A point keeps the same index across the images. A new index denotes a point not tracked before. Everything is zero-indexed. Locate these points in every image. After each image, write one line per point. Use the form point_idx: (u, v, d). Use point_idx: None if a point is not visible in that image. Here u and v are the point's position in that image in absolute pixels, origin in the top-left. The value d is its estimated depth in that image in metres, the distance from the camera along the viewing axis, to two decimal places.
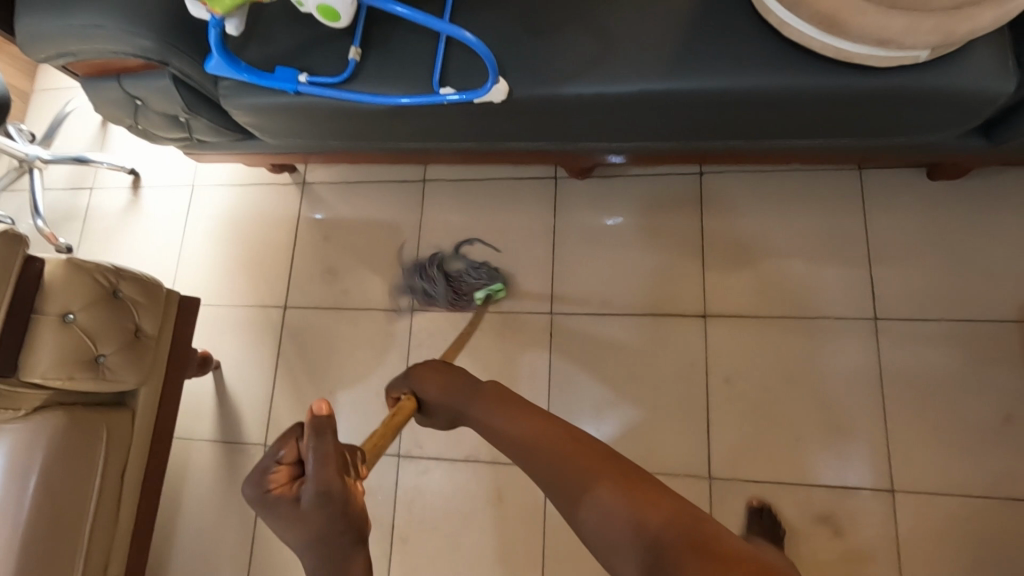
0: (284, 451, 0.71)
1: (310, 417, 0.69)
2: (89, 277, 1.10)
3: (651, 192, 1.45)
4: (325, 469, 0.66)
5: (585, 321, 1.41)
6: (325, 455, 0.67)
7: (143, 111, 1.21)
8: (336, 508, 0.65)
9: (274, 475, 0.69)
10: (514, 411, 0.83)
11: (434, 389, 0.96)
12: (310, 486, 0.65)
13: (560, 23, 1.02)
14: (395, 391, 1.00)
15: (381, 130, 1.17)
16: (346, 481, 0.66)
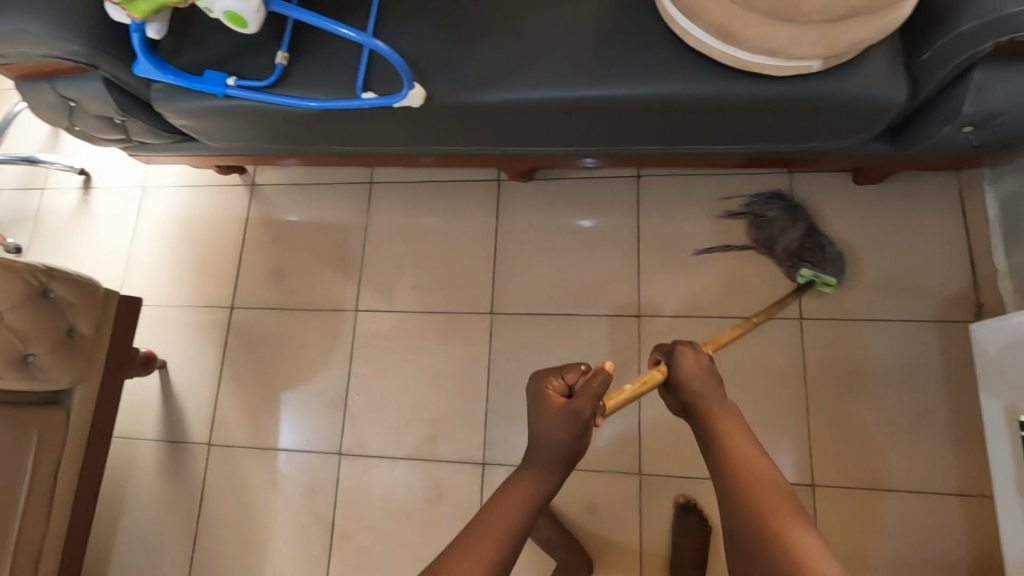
0: (569, 374, 0.86)
1: (601, 364, 0.86)
2: (17, 278, 1.11)
3: (590, 195, 1.48)
4: (586, 398, 0.81)
5: (525, 321, 1.44)
6: (590, 390, 0.82)
7: (78, 113, 1.21)
8: (571, 429, 0.80)
9: (552, 384, 0.84)
10: (739, 433, 0.79)
11: (684, 375, 0.88)
12: (576, 404, 0.80)
13: (479, 30, 1.05)
14: (658, 353, 0.95)
15: (315, 132, 1.19)
16: (593, 413, 0.80)
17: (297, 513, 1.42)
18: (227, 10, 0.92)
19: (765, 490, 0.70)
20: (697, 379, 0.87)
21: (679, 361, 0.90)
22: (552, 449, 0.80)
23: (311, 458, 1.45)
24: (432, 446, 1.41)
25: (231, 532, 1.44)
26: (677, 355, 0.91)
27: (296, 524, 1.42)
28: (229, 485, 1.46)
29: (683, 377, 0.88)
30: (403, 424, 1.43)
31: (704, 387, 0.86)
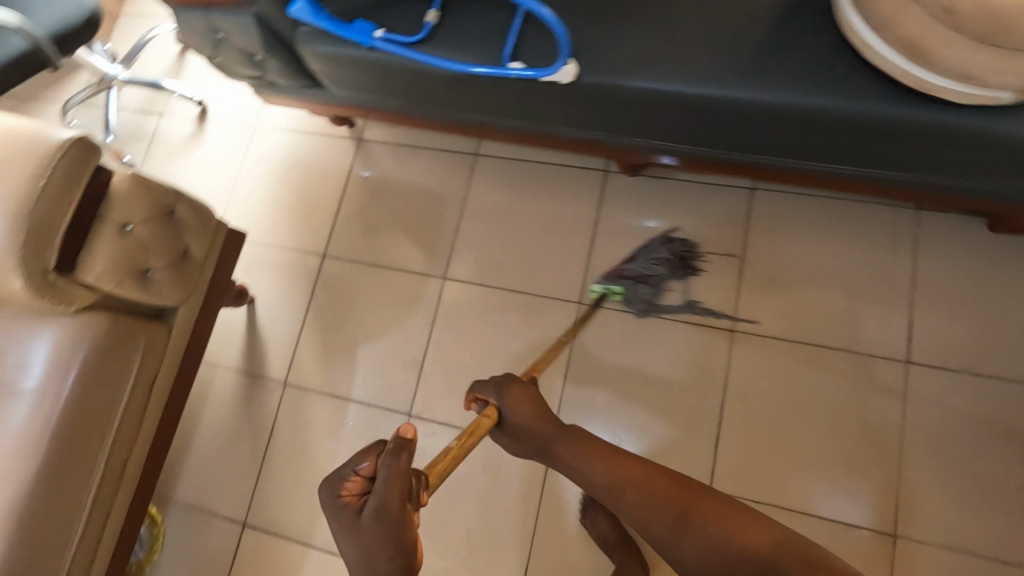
0: (363, 464, 0.86)
1: (398, 438, 0.84)
2: (151, 194, 1.13)
3: (699, 199, 1.44)
4: (389, 488, 0.80)
5: (612, 317, 1.42)
6: (389, 478, 0.81)
7: (223, 45, 1.25)
8: (390, 535, 0.79)
9: (348, 485, 0.85)
10: (590, 450, 0.98)
11: (519, 416, 1.05)
12: (375, 500, 0.80)
13: (638, 11, 1.02)
14: (480, 394, 1.11)
15: (446, 95, 1.19)
16: (401, 506, 0.80)
17: None
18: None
19: (632, 485, 0.90)
20: (532, 413, 1.05)
21: (502, 402, 1.07)
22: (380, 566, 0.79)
23: (379, 415, 1.47)
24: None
25: (293, 471, 1.47)
26: (494, 400, 1.08)
27: None
28: (297, 427, 1.50)
29: (521, 419, 1.05)
30: None
31: (540, 419, 1.05)
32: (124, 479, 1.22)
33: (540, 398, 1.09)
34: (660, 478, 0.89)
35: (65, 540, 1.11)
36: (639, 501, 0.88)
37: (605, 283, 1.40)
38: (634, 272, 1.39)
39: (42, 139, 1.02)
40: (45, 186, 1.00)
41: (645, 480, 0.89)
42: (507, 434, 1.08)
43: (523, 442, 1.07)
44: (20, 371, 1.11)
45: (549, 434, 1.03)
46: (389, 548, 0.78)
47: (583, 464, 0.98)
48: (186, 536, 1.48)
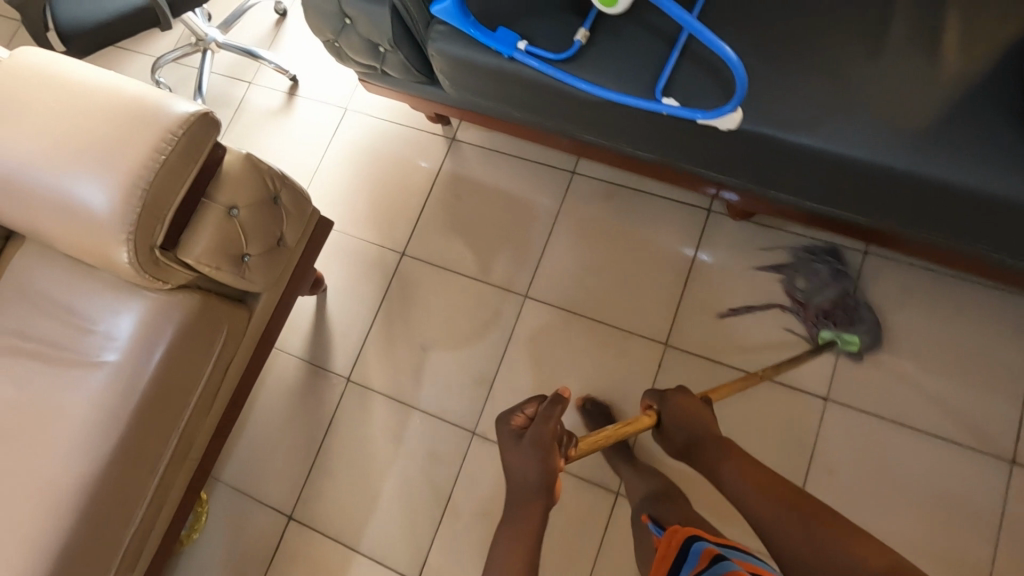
0: (528, 409, 1.07)
1: (555, 393, 1.05)
2: (260, 177, 1.10)
3: (806, 255, 1.37)
4: (545, 426, 0.99)
5: (699, 364, 1.36)
6: (545, 423, 1.00)
7: (347, 32, 1.20)
8: (540, 457, 0.97)
9: (515, 419, 1.06)
10: (743, 464, 0.96)
11: (669, 421, 1.08)
12: (533, 433, 0.99)
13: (810, 62, 0.95)
14: (647, 400, 1.14)
15: (573, 117, 1.13)
16: (552, 440, 0.98)
17: (414, 475, 1.41)
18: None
19: (742, 489, 0.92)
20: (678, 418, 1.08)
21: (661, 408, 1.11)
22: (523, 479, 0.98)
23: (441, 427, 1.42)
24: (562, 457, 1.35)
25: (346, 471, 1.43)
26: (656, 406, 1.12)
27: (412, 486, 1.40)
28: (355, 426, 1.46)
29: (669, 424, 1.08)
30: None
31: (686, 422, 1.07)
32: (185, 464, 1.19)
33: (706, 408, 1.09)
34: (770, 483, 0.91)
35: (124, 523, 1.08)
36: (749, 503, 0.90)
37: (840, 334, 1.30)
38: (825, 301, 1.34)
39: (163, 110, 0.98)
40: (164, 161, 0.96)
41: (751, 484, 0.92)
42: (663, 437, 1.10)
43: (677, 445, 1.07)
44: (103, 342, 1.08)
45: (690, 438, 1.05)
46: (540, 467, 0.97)
47: (711, 464, 0.99)
48: (229, 520, 1.44)
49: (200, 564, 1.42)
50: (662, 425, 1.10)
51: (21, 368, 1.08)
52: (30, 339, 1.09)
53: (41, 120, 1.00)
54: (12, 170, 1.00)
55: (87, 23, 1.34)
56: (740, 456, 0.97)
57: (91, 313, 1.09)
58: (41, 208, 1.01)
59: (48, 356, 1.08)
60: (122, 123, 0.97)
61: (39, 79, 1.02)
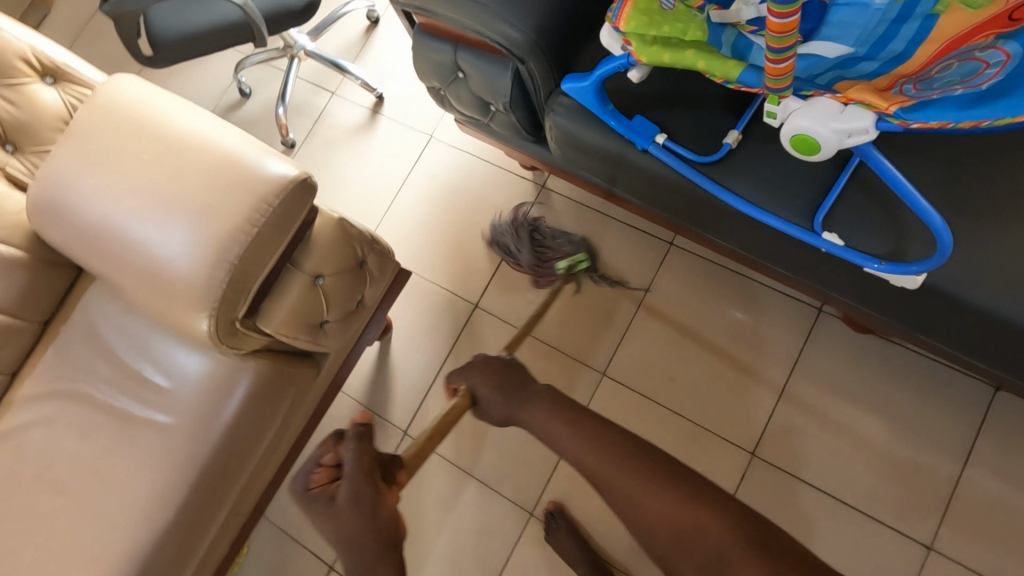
0: (325, 455, 0.92)
1: (353, 425, 0.91)
2: (349, 244, 1.01)
3: (924, 380, 1.23)
4: (356, 466, 0.86)
5: (787, 481, 1.25)
6: (357, 468, 0.85)
7: (458, 85, 1.08)
8: (368, 515, 0.82)
9: (316, 476, 0.91)
10: (625, 456, 0.84)
11: (486, 391, 0.98)
12: (346, 487, 0.84)
13: (1016, 215, 0.79)
14: (453, 382, 1.04)
15: (699, 218, 1.00)
16: (370, 477, 0.86)
17: (464, 548, 1.34)
18: (797, 132, 0.68)
19: (608, 476, 0.84)
20: (494, 387, 0.98)
21: (472, 382, 1.00)
22: (356, 547, 0.81)
23: (497, 501, 1.35)
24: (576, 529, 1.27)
25: None
26: (465, 382, 1.01)
27: (459, 559, 1.33)
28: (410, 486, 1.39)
29: (487, 397, 0.98)
30: (603, 513, 1.30)
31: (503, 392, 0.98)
32: (235, 520, 1.14)
33: (511, 366, 1.01)
34: (613, 449, 0.85)
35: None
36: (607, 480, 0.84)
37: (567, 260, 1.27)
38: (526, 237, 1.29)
39: (260, 173, 0.89)
40: (255, 234, 0.88)
41: (608, 459, 0.85)
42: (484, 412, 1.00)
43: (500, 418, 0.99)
44: (171, 400, 1.01)
45: (512, 410, 0.96)
46: (369, 524, 0.81)
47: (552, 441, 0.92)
48: (269, 560, 1.41)
49: None
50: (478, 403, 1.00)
51: (88, 415, 1.03)
52: (98, 385, 1.04)
53: (130, 164, 0.92)
54: (94, 216, 0.93)
55: (179, 30, 1.26)
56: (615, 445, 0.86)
57: (162, 366, 1.03)
58: (121, 260, 0.93)
59: (116, 407, 1.02)
60: (216, 182, 0.89)
61: (132, 118, 0.94)
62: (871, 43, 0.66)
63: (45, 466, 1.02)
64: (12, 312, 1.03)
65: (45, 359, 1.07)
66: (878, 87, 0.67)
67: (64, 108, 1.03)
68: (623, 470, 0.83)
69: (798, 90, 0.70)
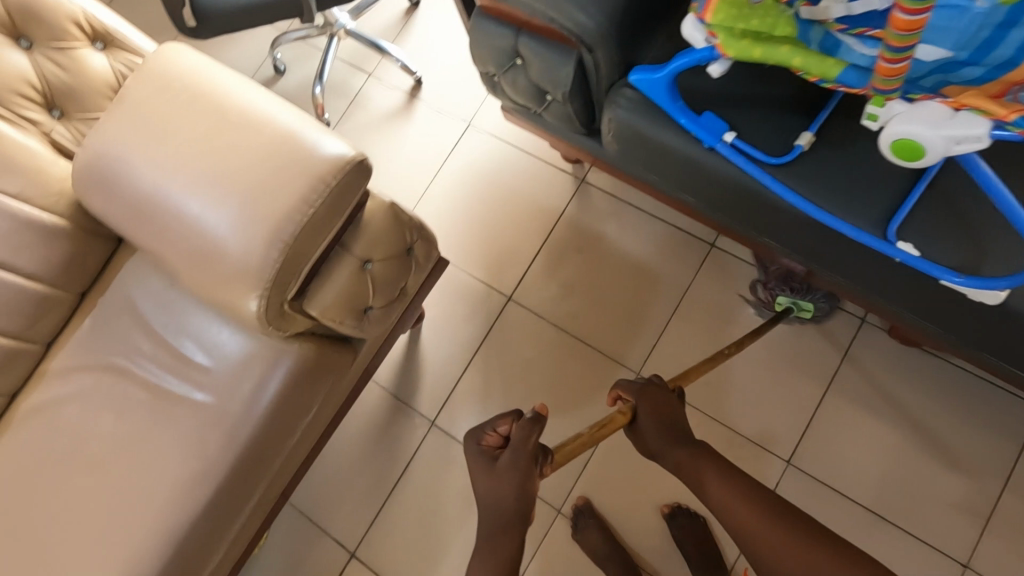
0: (499, 425, 0.89)
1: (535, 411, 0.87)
2: (400, 229, 0.99)
3: (968, 398, 1.22)
4: (521, 446, 0.84)
5: (822, 491, 1.23)
6: (521, 445, 0.84)
7: (514, 71, 1.06)
8: (518, 483, 0.82)
9: (487, 437, 0.89)
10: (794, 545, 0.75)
11: (651, 423, 0.88)
12: (507, 456, 0.84)
13: None
14: (619, 392, 0.94)
15: (756, 221, 0.98)
16: (530, 459, 0.83)
17: None
18: (900, 138, 0.67)
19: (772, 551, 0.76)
20: (659, 419, 0.89)
21: (639, 403, 0.90)
22: (498, 509, 0.83)
23: None
24: (605, 530, 1.25)
25: (420, 521, 1.36)
26: (632, 402, 0.91)
27: None
28: (436, 477, 1.38)
29: (648, 426, 0.88)
30: (633, 513, 1.29)
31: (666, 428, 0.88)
32: (265, 504, 1.12)
33: (677, 401, 0.92)
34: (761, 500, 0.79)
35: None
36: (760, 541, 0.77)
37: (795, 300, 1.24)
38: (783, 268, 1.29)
39: (317, 152, 0.87)
40: (312, 215, 0.86)
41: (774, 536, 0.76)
42: (635, 437, 0.91)
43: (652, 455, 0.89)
44: (210, 379, 1.00)
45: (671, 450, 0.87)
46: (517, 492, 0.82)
47: (706, 489, 0.83)
48: (290, 545, 1.40)
49: None
50: (637, 426, 0.90)
51: (124, 390, 1.01)
52: (136, 360, 1.02)
53: (184, 137, 0.90)
54: (144, 188, 0.91)
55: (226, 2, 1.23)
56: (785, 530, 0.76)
57: (203, 344, 1.01)
58: (170, 235, 0.91)
59: (153, 383, 1.01)
60: (272, 160, 0.87)
61: (185, 90, 0.92)
62: (973, 48, 0.63)
63: (79, 439, 1.00)
64: (52, 282, 1.02)
65: (82, 331, 1.05)
66: (989, 92, 0.65)
67: (114, 76, 1.00)
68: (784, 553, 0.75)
69: (906, 93, 0.69)
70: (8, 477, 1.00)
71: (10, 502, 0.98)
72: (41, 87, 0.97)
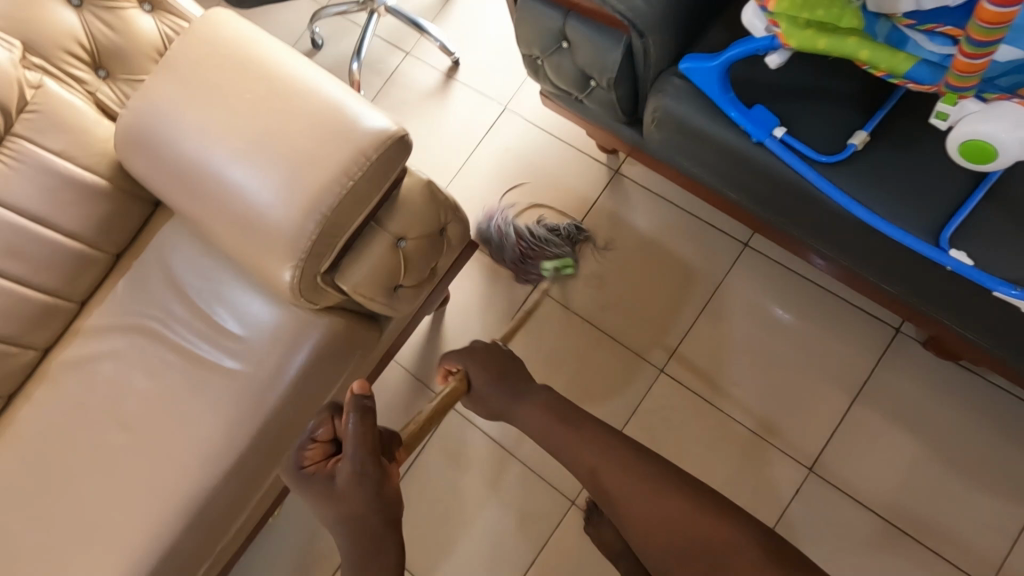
0: (319, 430, 0.83)
1: (350, 396, 0.78)
2: (435, 208, 0.98)
3: (1003, 416, 1.18)
4: (359, 445, 0.77)
5: (844, 500, 1.21)
6: (359, 448, 0.77)
7: (561, 55, 1.04)
8: (373, 491, 0.77)
9: (309, 453, 0.82)
10: (611, 461, 0.85)
11: (484, 380, 0.95)
12: (345, 468, 0.77)
13: None
14: (447, 364, 0.98)
15: (800, 221, 0.95)
16: (376, 455, 0.78)
17: (501, 528, 1.32)
18: (970, 138, 0.66)
19: (599, 468, 0.86)
20: (492, 376, 0.96)
21: (467, 366, 0.96)
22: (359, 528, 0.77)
23: (538, 486, 1.33)
24: None
25: (433, 503, 1.36)
26: (462, 367, 0.96)
27: (495, 537, 1.32)
28: (454, 459, 1.38)
29: (484, 385, 0.96)
30: None
31: (500, 382, 0.96)
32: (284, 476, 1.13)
33: (510, 359, 0.99)
34: (611, 445, 0.87)
35: (217, 540, 1.00)
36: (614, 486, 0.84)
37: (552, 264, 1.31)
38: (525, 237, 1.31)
39: (359, 125, 0.86)
40: (351, 187, 0.86)
41: (599, 459, 0.86)
42: (472, 404, 0.99)
43: (491, 412, 0.98)
44: (241, 348, 1.00)
45: (507, 403, 0.95)
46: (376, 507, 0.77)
47: (549, 435, 0.92)
48: (304, 518, 1.41)
49: (269, 553, 1.40)
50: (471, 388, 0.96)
51: (156, 353, 1.02)
52: (169, 324, 1.03)
53: (227, 104, 0.89)
54: (185, 153, 0.91)
55: None
56: (605, 446, 0.87)
57: (234, 312, 1.02)
58: (209, 200, 0.91)
59: (185, 348, 1.02)
60: (314, 130, 0.87)
61: (233, 56, 0.92)
62: None
63: (110, 399, 1.01)
64: (90, 241, 1.03)
65: (117, 292, 1.06)
66: None
67: (160, 39, 1.00)
68: (603, 468, 0.85)
69: (980, 92, 0.67)
70: (41, 429, 1.02)
71: (42, 454, 1.01)
72: (89, 47, 0.98)
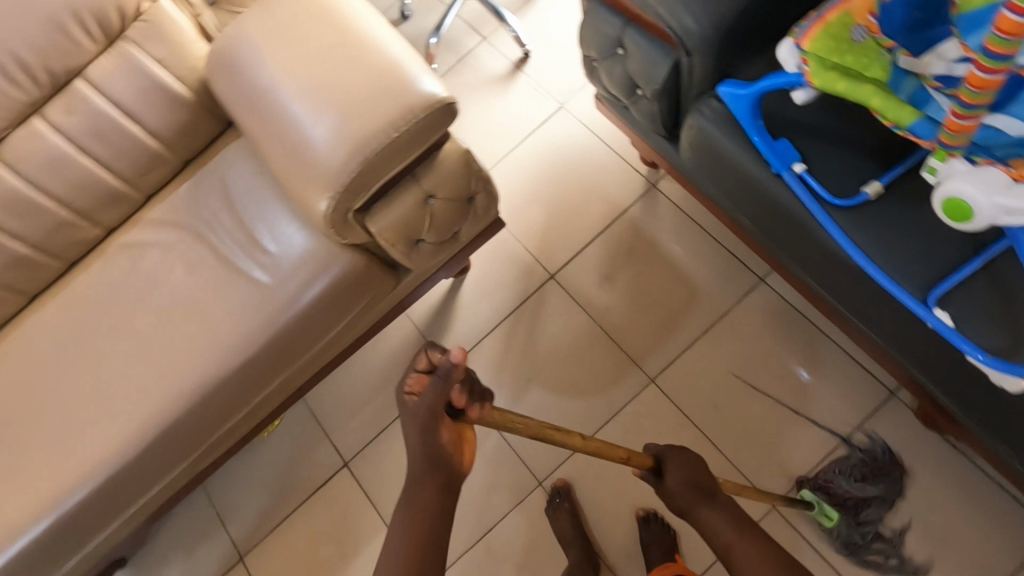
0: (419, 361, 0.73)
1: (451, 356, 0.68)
2: (467, 175, 1.06)
3: (979, 500, 1.17)
4: (431, 404, 0.71)
5: (801, 544, 1.23)
6: (429, 408, 0.71)
7: (615, 60, 1.10)
8: (425, 438, 0.74)
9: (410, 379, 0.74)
10: None
11: (678, 480, 0.88)
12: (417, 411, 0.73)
13: None
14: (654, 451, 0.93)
15: (804, 258, 0.98)
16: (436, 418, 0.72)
17: (470, 491, 1.40)
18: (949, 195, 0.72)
19: None
20: (687, 480, 0.88)
21: (668, 459, 0.90)
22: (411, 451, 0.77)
23: (512, 462, 1.40)
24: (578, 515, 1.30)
25: None
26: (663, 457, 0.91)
27: (462, 499, 1.40)
28: None
29: (675, 482, 0.88)
30: (611, 508, 1.33)
31: (694, 488, 0.88)
32: (285, 390, 1.24)
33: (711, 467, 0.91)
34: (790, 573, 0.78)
35: (213, 429, 1.11)
36: None
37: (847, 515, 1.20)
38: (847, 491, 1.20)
39: (413, 86, 0.95)
40: (395, 138, 0.95)
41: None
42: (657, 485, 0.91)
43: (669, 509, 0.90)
44: (271, 264, 1.11)
45: (684, 504, 0.87)
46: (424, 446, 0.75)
47: (721, 542, 0.84)
48: (295, 440, 1.52)
49: (258, 463, 1.52)
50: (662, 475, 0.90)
51: (198, 253, 1.14)
52: (215, 230, 1.15)
53: (306, 45, 1.00)
54: (261, 81, 1.02)
55: None
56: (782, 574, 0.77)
57: (272, 232, 1.13)
58: (272, 127, 1.02)
59: (223, 253, 1.13)
60: (373, 82, 0.96)
61: (320, 5, 1.02)
62: None
63: (152, 284, 1.14)
64: (165, 143, 1.16)
65: (178, 193, 1.19)
66: None
67: None
68: None
69: (970, 154, 0.72)
70: (90, 297, 1.16)
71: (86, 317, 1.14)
72: None
